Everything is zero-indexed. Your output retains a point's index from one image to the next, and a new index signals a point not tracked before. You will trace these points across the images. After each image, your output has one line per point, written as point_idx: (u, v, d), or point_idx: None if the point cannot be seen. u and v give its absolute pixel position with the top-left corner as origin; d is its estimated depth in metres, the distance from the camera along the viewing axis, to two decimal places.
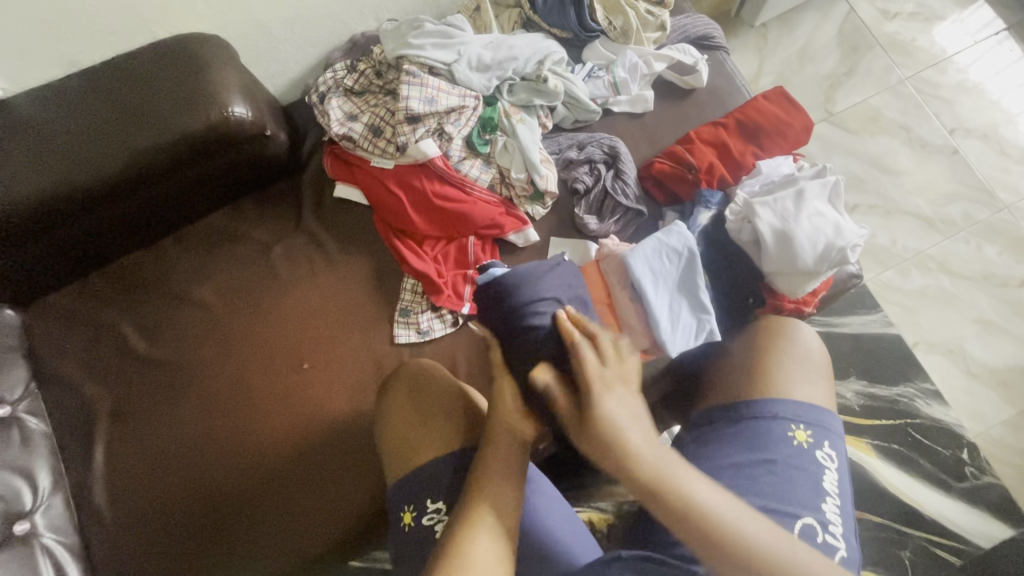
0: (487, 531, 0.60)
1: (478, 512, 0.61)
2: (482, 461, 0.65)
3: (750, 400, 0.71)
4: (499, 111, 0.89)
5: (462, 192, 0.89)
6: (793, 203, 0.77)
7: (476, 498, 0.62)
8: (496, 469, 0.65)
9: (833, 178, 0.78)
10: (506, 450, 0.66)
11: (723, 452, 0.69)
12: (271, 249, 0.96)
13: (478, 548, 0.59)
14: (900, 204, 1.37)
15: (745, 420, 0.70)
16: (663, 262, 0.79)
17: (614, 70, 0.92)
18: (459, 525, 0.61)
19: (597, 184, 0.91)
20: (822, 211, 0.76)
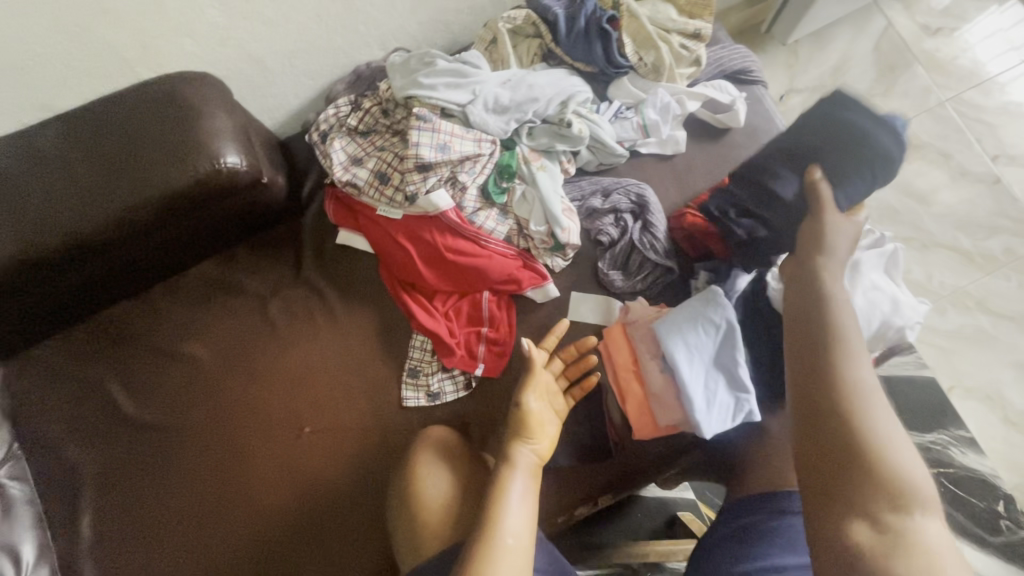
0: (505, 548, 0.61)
1: (494, 534, 0.62)
2: (496, 482, 0.67)
3: (787, 493, 0.67)
4: (518, 157, 0.81)
5: (477, 246, 0.82)
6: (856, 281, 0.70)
7: (494, 517, 0.63)
8: (513, 491, 0.66)
9: (890, 248, 0.73)
10: (518, 477, 0.68)
11: (760, 551, 0.65)
12: (268, 302, 0.90)
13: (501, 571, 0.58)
14: (936, 236, 1.29)
15: (782, 516, 0.66)
16: (699, 336, 0.72)
17: (643, 111, 0.84)
18: (478, 548, 0.60)
19: (624, 237, 0.84)
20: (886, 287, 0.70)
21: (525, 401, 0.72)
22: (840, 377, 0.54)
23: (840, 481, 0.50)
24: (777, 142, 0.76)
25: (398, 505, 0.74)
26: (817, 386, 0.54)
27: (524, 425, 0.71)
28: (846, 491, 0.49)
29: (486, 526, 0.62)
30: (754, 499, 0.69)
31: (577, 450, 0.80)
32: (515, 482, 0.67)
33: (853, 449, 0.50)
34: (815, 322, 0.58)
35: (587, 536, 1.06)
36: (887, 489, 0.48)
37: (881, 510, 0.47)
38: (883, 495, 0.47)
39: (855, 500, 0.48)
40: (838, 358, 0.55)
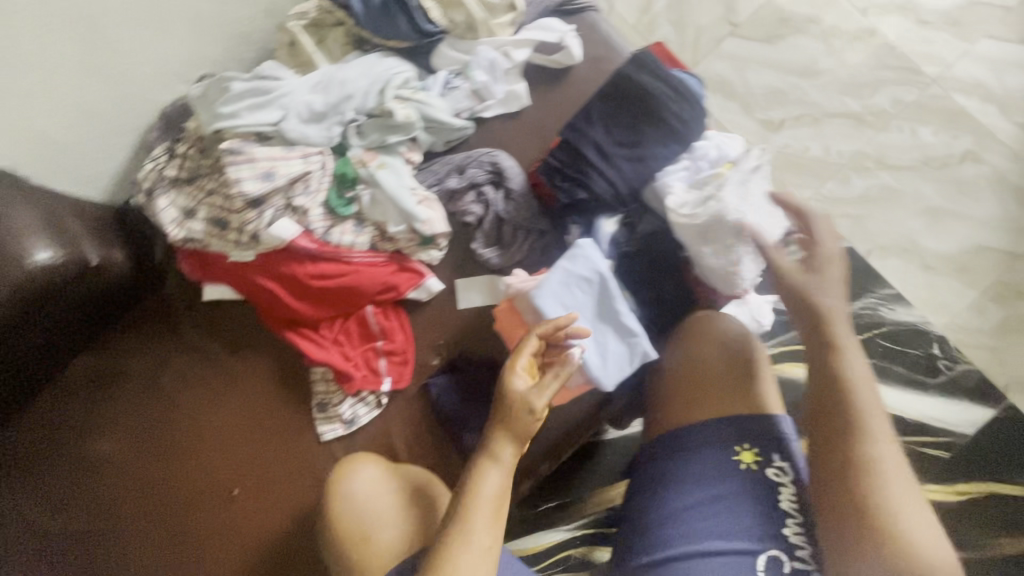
0: (466, 555, 0.55)
1: (456, 543, 0.55)
2: (469, 476, 0.60)
3: (688, 427, 0.67)
4: (352, 162, 0.76)
5: (341, 265, 0.78)
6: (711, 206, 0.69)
7: (457, 521, 0.56)
8: (488, 487, 0.58)
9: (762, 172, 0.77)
10: (494, 474, 0.59)
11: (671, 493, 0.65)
12: (159, 376, 0.85)
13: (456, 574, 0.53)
14: (827, 107, 1.27)
15: (686, 451, 0.66)
16: (576, 295, 0.70)
17: (471, 75, 0.79)
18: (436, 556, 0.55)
19: (489, 211, 0.80)
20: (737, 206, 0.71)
21: (511, 377, 0.62)
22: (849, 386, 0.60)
23: (850, 485, 0.56)
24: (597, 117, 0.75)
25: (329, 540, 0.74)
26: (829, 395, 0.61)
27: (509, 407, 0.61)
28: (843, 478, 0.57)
29: (449, 527, 0.57)
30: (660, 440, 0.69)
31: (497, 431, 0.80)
32: (489, 476, 0.59)
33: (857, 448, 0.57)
34: (826, 333, 0.63)
35: (555, 498, 1.04)
36: (870, 481, 0.55)
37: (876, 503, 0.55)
38: (876, 493, 0.55)
39: (850, 490, 0.56)
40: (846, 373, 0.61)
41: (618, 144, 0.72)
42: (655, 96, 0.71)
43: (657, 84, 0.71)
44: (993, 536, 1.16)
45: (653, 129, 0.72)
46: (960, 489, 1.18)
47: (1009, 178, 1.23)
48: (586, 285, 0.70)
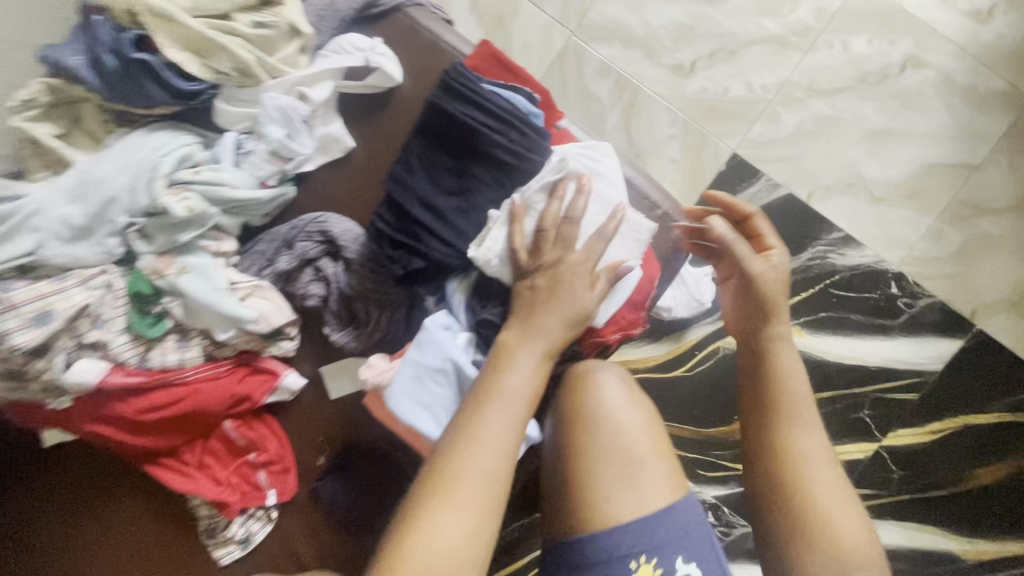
0: (488, 432, 0.53)
1: (484, 418, 0.54)
2: (499, 360, 0.57)
3: (574, 539, 0.54)
4: (145, 274, 0.62)
5: (175, 389, 0.66)
6: (546, 216, 0.59)
7: (488, 399, 0.55)
8: (514, 376, 0.56)
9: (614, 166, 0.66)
10: (527, 360, 0.57)
11: None
12: (25, 535, 0.75)
13: (474, 454, 0.52)
14: (742, 35, 1.09)
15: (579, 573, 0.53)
16: (431, 389, 0.60)
17: (263, 133, 0.63)
18: (461, 427, 0.54)
19: (331, 289, 0.67)
20: (591, 213, 0.62)
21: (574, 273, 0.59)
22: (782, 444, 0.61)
23: (782, 496, 0.59)
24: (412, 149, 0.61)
25: None
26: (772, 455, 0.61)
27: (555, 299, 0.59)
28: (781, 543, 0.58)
29: (474, 402, 0.55)
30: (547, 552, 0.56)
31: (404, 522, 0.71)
32: (520, 364, 0.57)
33: (801, 510, 0.58)
34: (762, 345, 0.65)
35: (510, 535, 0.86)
36: (798, 493, 0.58)
37: (802, 513, 0.57)
38: (801, 500, 0.58)
39: (778, 501, 0.59)
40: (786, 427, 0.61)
41: (445, 194, 0.60)
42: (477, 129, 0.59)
43: (475, 114, 0.59)
44: (968, 468, 1.13)
45: (483, 169, 0.59)
46: (932, 429, 1.13)
47: (958, 79, 1.07)
48: (441, 377, 0.60)
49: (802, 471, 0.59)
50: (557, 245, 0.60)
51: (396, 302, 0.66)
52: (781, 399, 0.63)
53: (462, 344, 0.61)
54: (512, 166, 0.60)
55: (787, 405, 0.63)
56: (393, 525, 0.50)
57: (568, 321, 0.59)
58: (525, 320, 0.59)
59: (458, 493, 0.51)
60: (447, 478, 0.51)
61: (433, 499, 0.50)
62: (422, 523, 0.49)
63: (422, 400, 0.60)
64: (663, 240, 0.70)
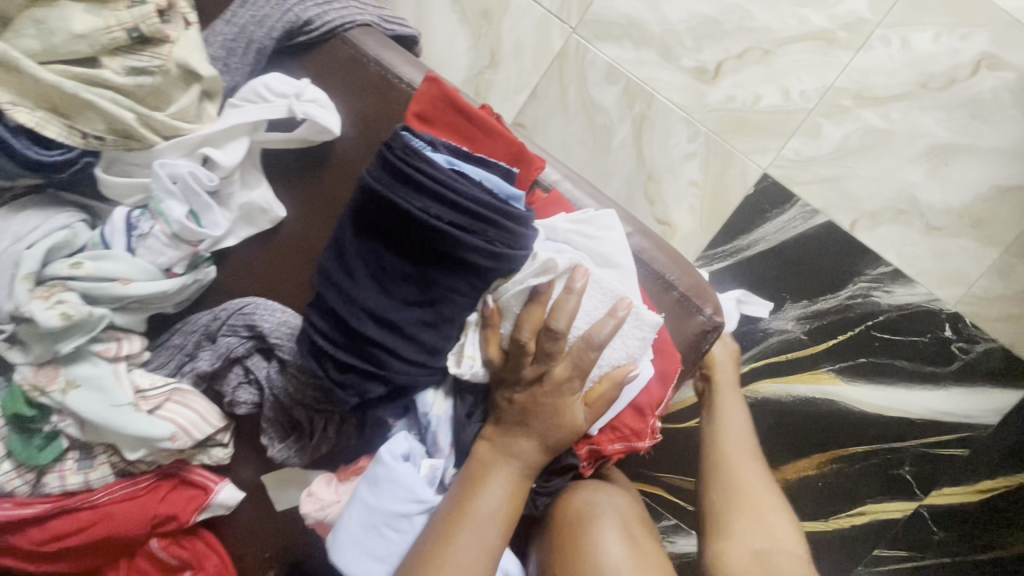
0: (455, 565, 0.42)
1: (454, 544, 0.43)
2: (471, 476, 0.46)
3: None
4: (24, 389, 0.50)
5: (81, 515, 0.55)
6: (523, 320, 0.44)
7: (457, 519, 0.44)
8: (490, 497, 0.45)
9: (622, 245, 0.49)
10: (505, 476, 0.46)
11: None
12: None
13: None
14: (779, 31, 0.90)
15: None
16: (387, 540, 0.46)
17: (160, 211, 0.48)
18: (429, 556, 0.43)
19: (266, 394, 0.54)
20: (584, 314, 0.46)
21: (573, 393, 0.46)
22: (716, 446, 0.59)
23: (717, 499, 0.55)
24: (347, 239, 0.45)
25: None
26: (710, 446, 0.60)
27: (554, 419, 0.45)
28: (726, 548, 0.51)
29: (440, 528, 0.44)
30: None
31: None
32: (496, 481, 0.45)
33: (743, 495, 0.54)
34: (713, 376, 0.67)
35: None
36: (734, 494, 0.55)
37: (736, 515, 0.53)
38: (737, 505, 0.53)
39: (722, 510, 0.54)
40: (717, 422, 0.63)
41: (404, 304, 0.44)
42: (439, 227, 0.42)
43: (434, 209, 0.41)
44: (1018, 532, 0.99)
45: (449, 273, 0.43)
46: (981, 488, 0.99)
47: None
48: (399, 525, 0.47)
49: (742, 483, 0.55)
50: (537, 362, 0.45)
51: (342, 413, 0.53)
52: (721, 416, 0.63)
53: (426, 476, 0.48)
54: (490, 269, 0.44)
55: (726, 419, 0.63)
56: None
57: (563, 433, 0.46)
58: (509, 424, 0.46)
59: None
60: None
61: None
62: None
63: (376, 553, 0.47)
64: (682, 330, 0.54)
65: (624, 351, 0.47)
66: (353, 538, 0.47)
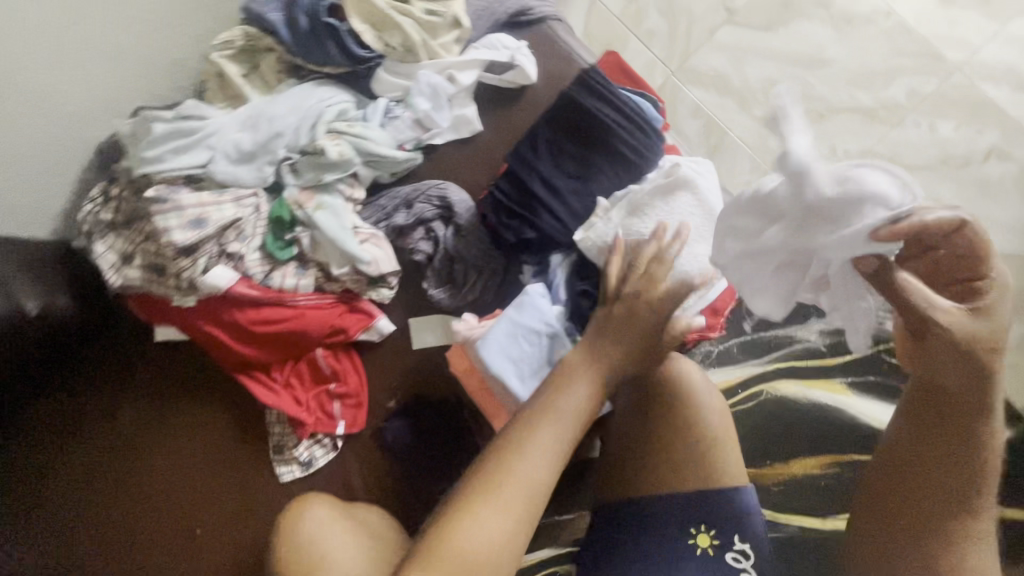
0: (537, 442, 0.52)
1: (540, 433, 0.52)
2: (557, 381, 0.56)
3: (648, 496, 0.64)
4: (289, 203, 0.71)
5: (286, 310, 0.75)
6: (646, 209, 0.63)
7: (547, 413, 0.53)
8: (569, 399, 0.55)
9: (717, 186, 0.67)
10: (585, 385, 0.55)
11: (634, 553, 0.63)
12: (117, 417, 0.84)
13: (522, 460, 0.51)
14: (833, 101, 1.16)
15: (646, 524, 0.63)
16: (523, 348, 0.65)
17: (411, 103, 0.72)
18: (518, 437, 0.52)
19: (439, 249, 0.75)
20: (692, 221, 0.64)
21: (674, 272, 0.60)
22: (902, 466, 0.58)
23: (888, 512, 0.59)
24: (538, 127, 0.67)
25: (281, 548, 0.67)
26: (956, 455, 0.55)
27: (627, 333, 0.57)
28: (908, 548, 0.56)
29: (527, 414, 0.54)
30: (622, 506, 0.65)
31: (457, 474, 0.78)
32: (577, 390, 0.55)
33: (908, 524, 0.57)
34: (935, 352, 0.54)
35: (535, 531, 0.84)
36: (894, 520, 0.58)
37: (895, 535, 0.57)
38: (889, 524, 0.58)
39: (875, 508, 0.60)
40: (987, 435, 0.54)
41: (566, 179, 0.65)
42: (604, 122, 0.63)
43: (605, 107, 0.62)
44: None
45: (605, 159, 0.64)
46: None
47: None
48: (533, 339, 0.65)
49: (916, 520, 0.56)
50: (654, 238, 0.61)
51: (493, 270, 0.74)
52: (934, 425, 0.56)
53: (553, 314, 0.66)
54: (634, 162, 0.64)
55: (948, 437, 0.55)
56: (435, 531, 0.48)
57: (638, 341, 0.58)
58: (586, 344, 0.58)
59: (505, 494, 0.49)
60: (495, 485, 0.50)
61: (480, 495, 0.49)
62: (464, 521, 0.48)
63: (513, 356, 0.65)
64: None
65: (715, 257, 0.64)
66: (497, 343, 0.65)
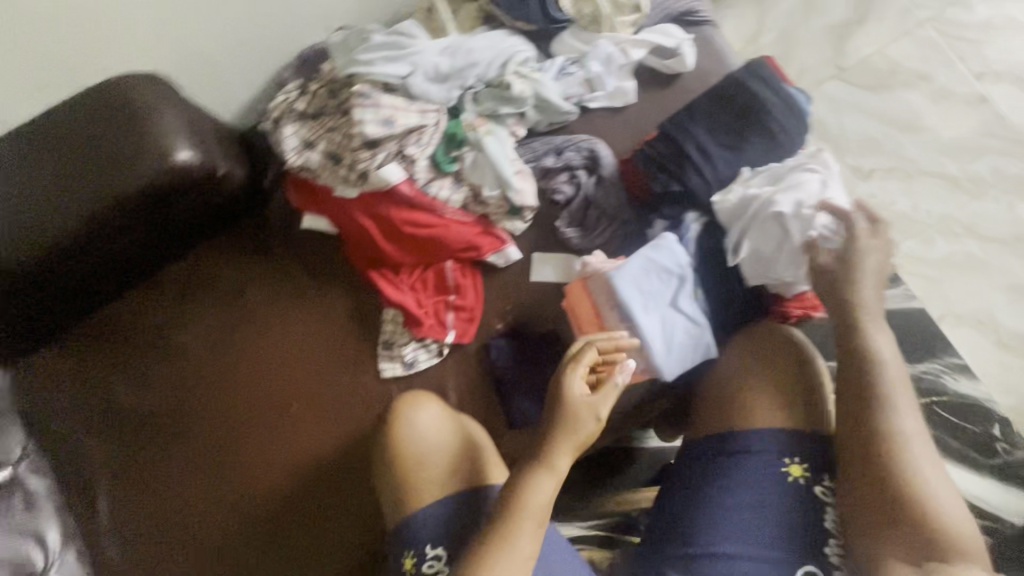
0: (542, 488, 0.61)
1: (558, 453, 0.62)
2: (554, 429, 0.63)
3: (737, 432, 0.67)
4: (464, 125, 0.81)
5: (435, 217, 0.84)
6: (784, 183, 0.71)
7: (563, 434, 0.63)
8: (562, 451, 0.63)
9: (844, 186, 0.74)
10: (580, 431, 0.63)
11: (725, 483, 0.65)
12: (246, 289, 0.93)
13: (533, 498, 0.60)
14: (922, 165, 1.26)
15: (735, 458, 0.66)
16: (653, 283, 0.73)
17: (586, 64, 0.84)
18: (542, 459, 0.62)
19: (579, 193, 0.84)
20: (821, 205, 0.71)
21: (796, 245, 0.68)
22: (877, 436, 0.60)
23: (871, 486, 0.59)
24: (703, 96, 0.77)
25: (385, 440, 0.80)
26: (865, 433, 0.61)
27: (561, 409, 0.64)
28: (871, 520, 0.57)
29: (531, 465, 0.62)
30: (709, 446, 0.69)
31: None
32: (568, 436, 0.63)
33: (884, 484, 0.58)
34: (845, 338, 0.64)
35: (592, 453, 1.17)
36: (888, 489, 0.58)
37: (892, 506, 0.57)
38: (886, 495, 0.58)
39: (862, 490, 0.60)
40: (891, 414, 0.60)
41: (720, 145, 0.74)
42: (765, 102, 0.74)
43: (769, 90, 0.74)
44: None
45: (756, 133, 0.74)
46: None
47: None
48: (662, 277, 0.73)
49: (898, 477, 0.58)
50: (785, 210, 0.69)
51: (624, 219, 0.83)
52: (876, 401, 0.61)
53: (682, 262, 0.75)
54: (779, 140, 0.74)
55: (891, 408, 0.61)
56: (477, 537, 0.59)
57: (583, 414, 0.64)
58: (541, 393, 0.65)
59: (519, 532, 0.59)
60: (523, 499, 0.60)
61: (497, 541, 0.58)
62: (490, 564, 0.57)
63: (643, 288, 0.73)
64: None
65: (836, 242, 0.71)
66: (632, 275, 0.73)
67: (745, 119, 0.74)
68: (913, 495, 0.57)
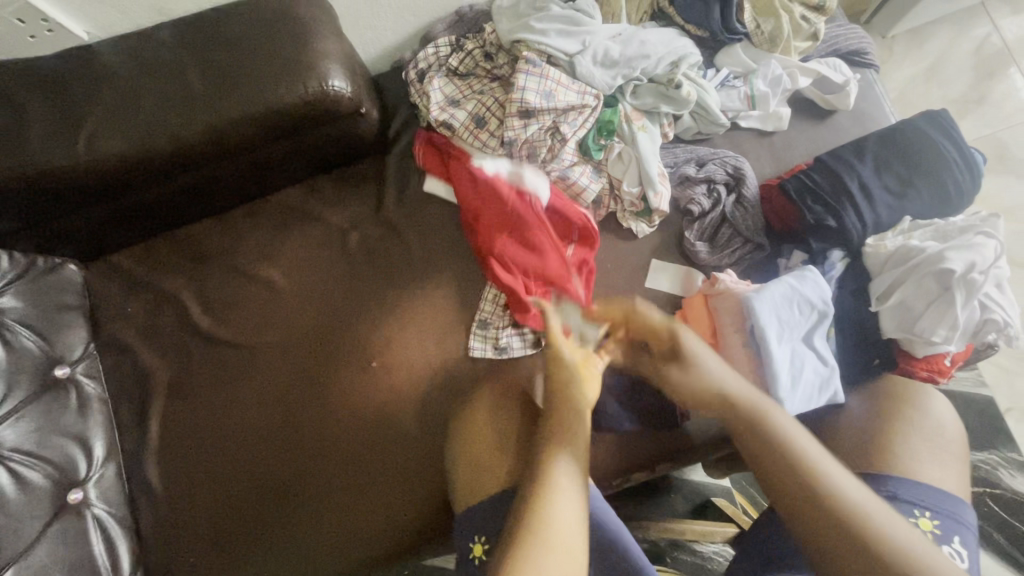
0: (567, 424, 0.63)
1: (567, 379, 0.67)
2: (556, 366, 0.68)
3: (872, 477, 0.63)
4: (620, 115, 0.80)
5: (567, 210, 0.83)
6: (947, 237, 0.68)
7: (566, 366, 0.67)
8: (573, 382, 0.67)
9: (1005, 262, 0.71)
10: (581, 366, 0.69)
11: None
12: (347, 235, 0.90)
13: (563, 432, 0.62)
14: (1016, 256, 1.25)
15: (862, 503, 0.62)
16: (793, 313, 0.70)
17: (751, 82, 0.82)
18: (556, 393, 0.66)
19: (715, 208, 0.81)
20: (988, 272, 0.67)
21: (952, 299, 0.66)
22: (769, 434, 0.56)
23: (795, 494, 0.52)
24: (872, 134, 0.76)
25: (466, 423, 0.77)
26: (770, 465, 0.54)
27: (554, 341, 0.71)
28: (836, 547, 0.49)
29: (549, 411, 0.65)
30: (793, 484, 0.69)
31: (646, 416, 0.80)
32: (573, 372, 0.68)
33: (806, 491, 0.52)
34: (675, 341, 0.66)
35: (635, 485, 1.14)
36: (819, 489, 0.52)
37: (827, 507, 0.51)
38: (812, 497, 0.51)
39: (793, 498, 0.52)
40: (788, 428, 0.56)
41: (884, 188, 0.72)
42: (944, 156, 0.73)
43: (947, 144, 0.73)
44: None
45: (926, 183, 0.72)
46: None
47: None
48: (800, 311, 0.71)
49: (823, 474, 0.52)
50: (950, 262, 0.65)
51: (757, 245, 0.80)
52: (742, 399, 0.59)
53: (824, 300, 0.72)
54: (949, 197, 0.72)
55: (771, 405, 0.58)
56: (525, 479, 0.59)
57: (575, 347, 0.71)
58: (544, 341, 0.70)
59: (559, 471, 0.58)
60: (554, 427, 0.63)
61: (544, 491, 0.56)
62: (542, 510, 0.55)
63: (782, 317, 0.70)
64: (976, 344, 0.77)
65: (991, 311, 0.67)
66: (772, 301, 0.70)
67: (917, 163, 0.73)
68: (873, 523, 0.49)
